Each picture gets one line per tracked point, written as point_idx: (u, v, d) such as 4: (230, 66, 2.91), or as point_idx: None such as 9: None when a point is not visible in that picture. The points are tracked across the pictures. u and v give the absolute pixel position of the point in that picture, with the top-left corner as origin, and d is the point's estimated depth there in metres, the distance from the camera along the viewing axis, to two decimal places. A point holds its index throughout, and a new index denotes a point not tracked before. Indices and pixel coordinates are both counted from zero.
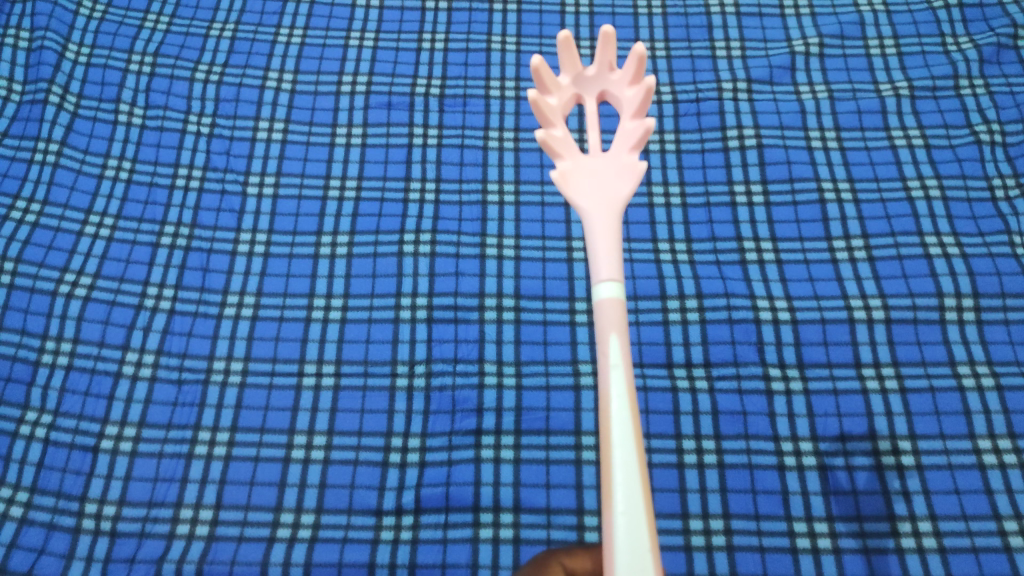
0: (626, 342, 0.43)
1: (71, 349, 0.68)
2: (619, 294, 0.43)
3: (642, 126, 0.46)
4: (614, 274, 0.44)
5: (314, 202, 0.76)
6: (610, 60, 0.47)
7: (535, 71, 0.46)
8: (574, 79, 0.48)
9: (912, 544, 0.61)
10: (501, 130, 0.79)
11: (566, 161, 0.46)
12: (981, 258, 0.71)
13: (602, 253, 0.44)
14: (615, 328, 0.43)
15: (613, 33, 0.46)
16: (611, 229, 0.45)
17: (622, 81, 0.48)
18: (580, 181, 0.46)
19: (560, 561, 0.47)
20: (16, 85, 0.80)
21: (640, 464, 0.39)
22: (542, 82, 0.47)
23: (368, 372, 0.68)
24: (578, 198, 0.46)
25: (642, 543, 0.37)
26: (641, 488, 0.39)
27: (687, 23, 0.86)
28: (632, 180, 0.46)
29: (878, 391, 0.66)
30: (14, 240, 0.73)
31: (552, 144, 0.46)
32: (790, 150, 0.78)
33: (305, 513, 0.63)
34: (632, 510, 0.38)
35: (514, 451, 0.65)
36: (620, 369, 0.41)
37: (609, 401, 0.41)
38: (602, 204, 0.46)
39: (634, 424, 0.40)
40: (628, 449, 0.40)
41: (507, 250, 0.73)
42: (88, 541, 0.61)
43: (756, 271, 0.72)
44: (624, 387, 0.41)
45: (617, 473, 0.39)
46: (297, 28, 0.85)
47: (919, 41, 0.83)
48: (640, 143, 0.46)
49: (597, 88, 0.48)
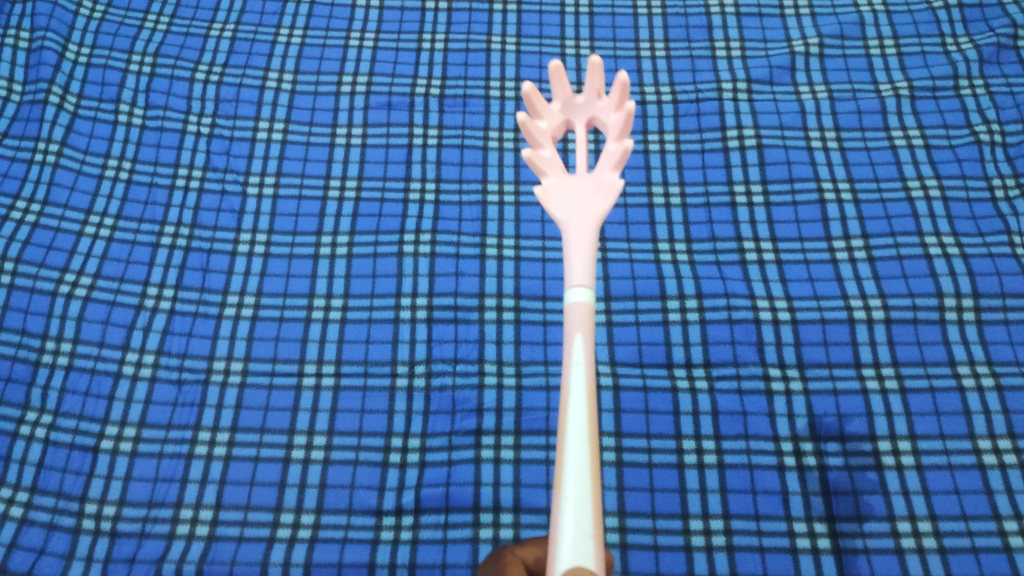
0: (591, 343, 0.44)
1: (71, 349, 0.68)
2: (589, 299, 0.45)
3: (619, 149, 0.46)
4: (586, 280, 0.45)
5: (314, 202, 0.76)
6: (598, 86, 0.48)
7: (526, 96, 0.48)
8: (565, 105, 0.49)
9: (912, 544, 0.61)
10: (501, 130, 0.79)
11: (550, 178, 0.48)
12: (981, 258, 0.71)
13: (575, 262, 0.46)
14: (580, 328, 0.44)
15: (600, 62, 0.47)
16: (585, 242, 0.46)
17: (609, 106, 0.48)
18: (561, 196, 0.48)
19: (515, 554, 0.46)
20: (16, 85, 0.80)
21: (592, 456, 0.41)
22: (533, 107, 0.49)
23: (368, 372, 0.68)
24: (558, 211, 0.47)
25: (586, 529, 0.38)
26: (590, 478, 0.40)
27: (686, 24, 0.86)
28: (609, 198, 0.47)
29: (878, 391, 0.66)
30: (14, 240, 0.73)
31: (538, 162, 0.48)
32: (790, 150, 0.78)
33: (305, 513, 0.63)
34: (580, 498, 0.39)
35: (514, 451, 0.65)
36: (581, 368, 0.43)
37: (568, 396, 0.42)
38: (580, 219, 0.47)
39: (590, 418, 0.42)
40: (580, 441, 0.41)
41: (507, 250, 0.73)
42: (87, 541, 0.61)
43: (756, 271, 0.72)
44: (584, 383, 0.42)
45: (568, 462, 0.40)
46: (297, 28, 0.85)
47: (919, 41, 0.83)
48: (620, 163, 0.46)
49: (587, 114, 0.49)
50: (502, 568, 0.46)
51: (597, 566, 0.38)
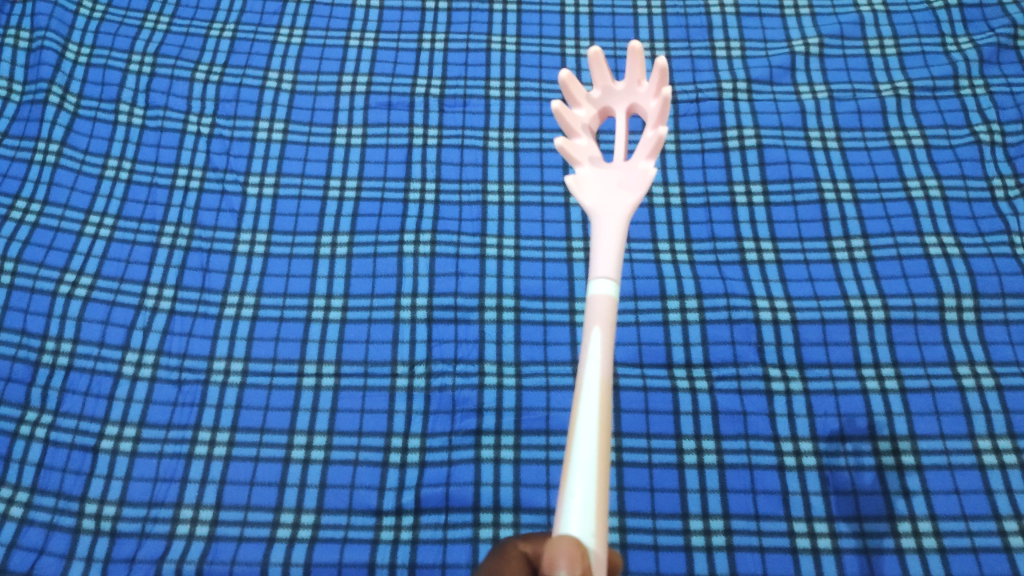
0: (609, 336, 0.44)
1: (71, 349, 0.68)
2: (613, 293, 0.46)
3: (654, 136, 0.47)
4: (611, 274, 0.46)
5: (313, 202, 0.76)
6: (638, 73, 0.49)
7: (564, 84, 0.50)
8: (604, 92, 0.51)
9: (912, 544, 0.61)
10: (501, 130, 0.79)
11: (584, 168, 0.50)
12: (981, 258, 0.71)
13: (605, 254, 0.47)
14: (600, 320, 0.44)
15: (640, 48, 0.48)
16: (615, 232, 0.47)
17: (648, 92, 0.49)
18: (594, 187, 0.49)
19: (518, 547, 0.45)
20: (16, 85, 0.80)
21: (601, 443, 0.41)
22: (571, 95, 0.51)
23: (368, 372, 0.68)
24: (591, 202, 0.49)
25: (588, 511, 0.39)
26: (597, 464, 0.40)
27: (687, 24, 0.86)
28: (640, 188, 0.48)
29: (878, 391, 0.66)
30: (14, 240, 0.73)
31: (571, 150, 0.49)
32: (790, 150, 0.78)
33: (305, 513, 0.63)
34: (585, 481, 0.40)
35: (514, 451, 0.65)
36: (597, 358, 0.43)
37: (581, 384, 0.43)
38: (610, 209, 0.48)
39: (602, 406, 0.42)
40: (590, 426, 0.41)
41: (507, 250, 0.73)
42: (87, 541, 0.61)
43: (756, 271, 0.72)
44: (598, 373, 0.43)
45: (576, 445, 0.41)
46: (297, 28, 0.85)
47: (919, 41, 0.84)
48: (655, 151, 0.47)
49: (627, 101, 0.50)
50: (504, 562, 0.44)
51: (598, 547, 0.39)
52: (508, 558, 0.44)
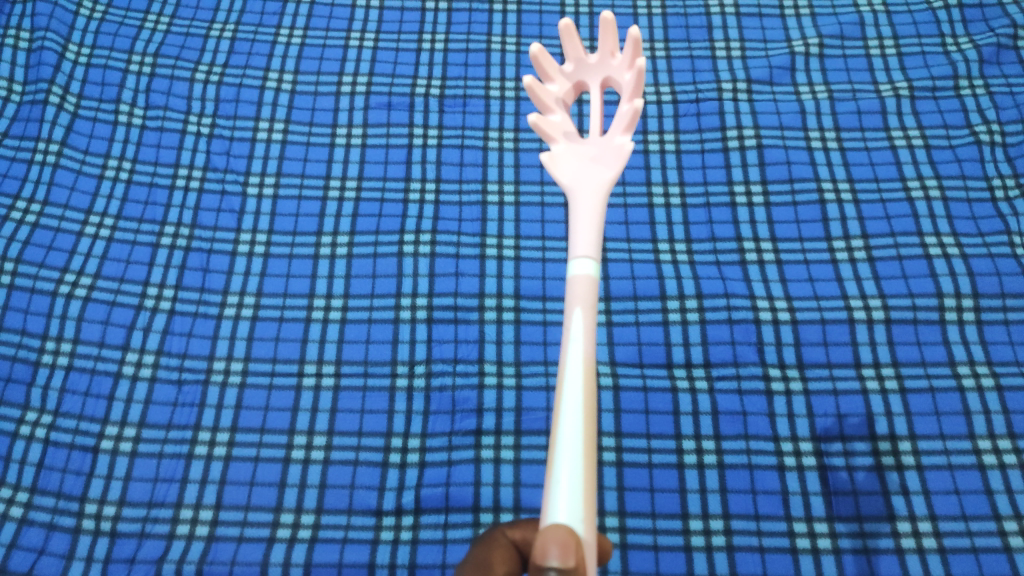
0: (590, 318, 0.44)
1: (71, 349, 0.68)
2: (593, 272, 0.45)
3: (630, 110, 0.47)
4: (591, 252, 0.46)
5: (314, 202, 0.76)
6: (611, 45, 0.49)
7: (534, 59, 0.50)
8: (577, 66, 0.51)
9: (912, 544, 0.61)
10: (501, 130, 0.79)
11: (559, 145, 0.50)
12: (981, 258, 0.71)
13: (583, 234, 0.46)
14: (581, 302, 0.44)
15: (612, 19, 0.48)
16: (593, 210, 0.47)
17: (622, 65, 0.50)
18: (569, 164, 0.49)
19: (506, 535, 0.45)
20: (16, 85, 0.80)
21: (586, 430, 0.41)
22: (543, 70, 0.51)
23: (368, 372, 0.68)
24: (567, 179, 0.49)
25: (576, 498, 0.39)
26: (583, 448, 0.40)
27: (687, 24, 0.86)
28: (617, 164, 0.48)
29: (878, 391, 0.66)
30: (14, 240, 0.73)
31: (545, 127, 0.49)
32: (790, 150, 0.78)
33: (305, 513, 0.63)
34: (571, 469, 0.39)
35: (514, 451, 0.65)
36: (579, 341, 0.43)
37: (564, 368, 0.42)
38: (586, 185, 0.48)
39: (586, 394, 0.42)
40: (575, 411, 0.41)
41: (507, 250, 0.73)
42: (87, 541, 0.61)
43: (756, 271, 0.72)
44: (581, 357, 0.43)
45: (562, 433, 0.40)
46: (297, 28, 0.85)
47: (919, 41, 0.84)
48: (631, 125, 0.47)
49: (600, 75, 0.51)
50: (490, 551, 0.45)
51: (586, 532, 0.39)
52: (495, 545, 0.45)
